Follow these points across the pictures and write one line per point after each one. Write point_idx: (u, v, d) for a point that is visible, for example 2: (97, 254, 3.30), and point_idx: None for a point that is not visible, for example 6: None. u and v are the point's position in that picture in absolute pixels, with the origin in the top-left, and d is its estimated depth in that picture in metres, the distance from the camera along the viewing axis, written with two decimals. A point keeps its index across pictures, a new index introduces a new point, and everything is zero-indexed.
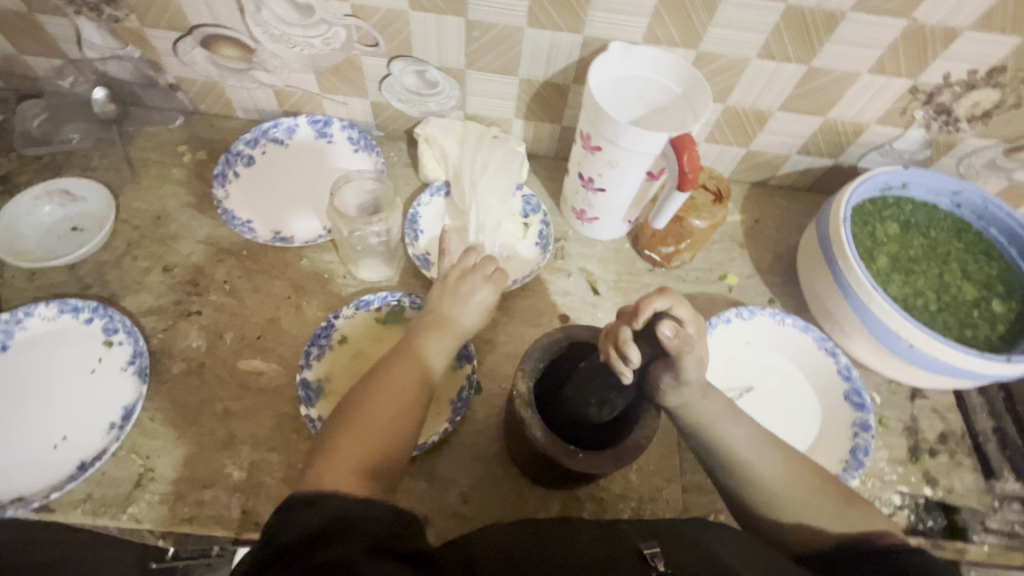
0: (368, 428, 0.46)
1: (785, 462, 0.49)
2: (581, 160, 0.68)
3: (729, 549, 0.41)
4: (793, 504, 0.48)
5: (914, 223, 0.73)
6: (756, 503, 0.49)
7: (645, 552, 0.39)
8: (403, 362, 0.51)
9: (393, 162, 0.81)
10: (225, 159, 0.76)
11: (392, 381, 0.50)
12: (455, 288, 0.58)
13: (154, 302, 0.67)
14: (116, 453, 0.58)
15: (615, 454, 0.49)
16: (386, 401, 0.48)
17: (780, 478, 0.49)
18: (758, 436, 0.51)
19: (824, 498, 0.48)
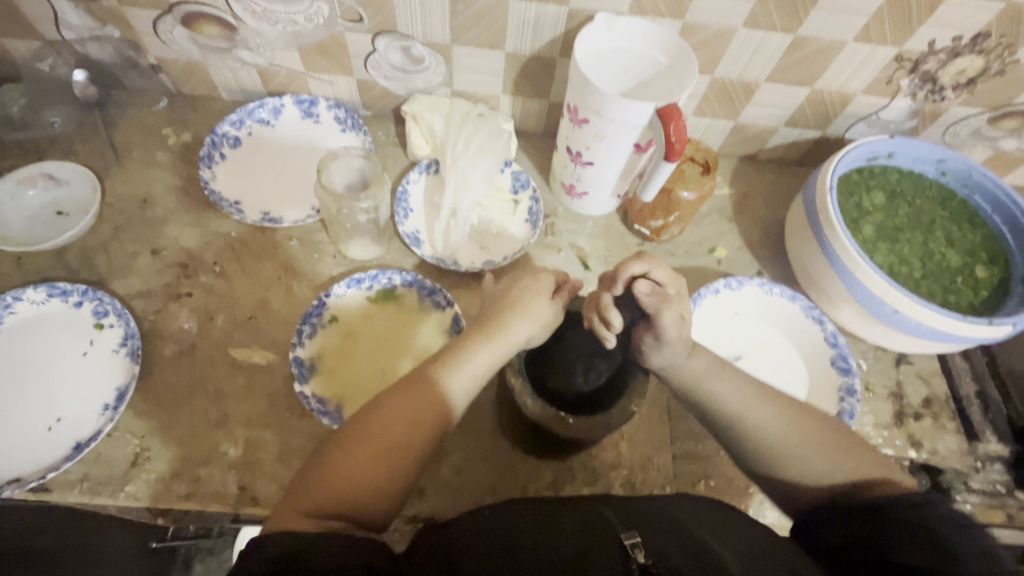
0: (344, 469, 0.44)
1: (779, 413, 0.51)
2: (568, 134, 0.68)
3: (712, 533, 0.42)
4: (797, 455, 0.49)
5: (899, 192, 0.73)
6: (758, 459, 0.51)
7: (625, 541, 0.39)
8: (401, 399, 0.48)
9: (380, 141, 0.81)
10: (210, 140, 0.75)
11: (386, 419, 0.47)
12: (510, 304, 0.54)
13: (143, 286, 0.67)
14: (111, 433, 0.58)
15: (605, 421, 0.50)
16: (373, 442, 0.46)
17: (779, 429, 0.50)
18: (750, 390, 0.52)
19: (824, 446, 0.49)
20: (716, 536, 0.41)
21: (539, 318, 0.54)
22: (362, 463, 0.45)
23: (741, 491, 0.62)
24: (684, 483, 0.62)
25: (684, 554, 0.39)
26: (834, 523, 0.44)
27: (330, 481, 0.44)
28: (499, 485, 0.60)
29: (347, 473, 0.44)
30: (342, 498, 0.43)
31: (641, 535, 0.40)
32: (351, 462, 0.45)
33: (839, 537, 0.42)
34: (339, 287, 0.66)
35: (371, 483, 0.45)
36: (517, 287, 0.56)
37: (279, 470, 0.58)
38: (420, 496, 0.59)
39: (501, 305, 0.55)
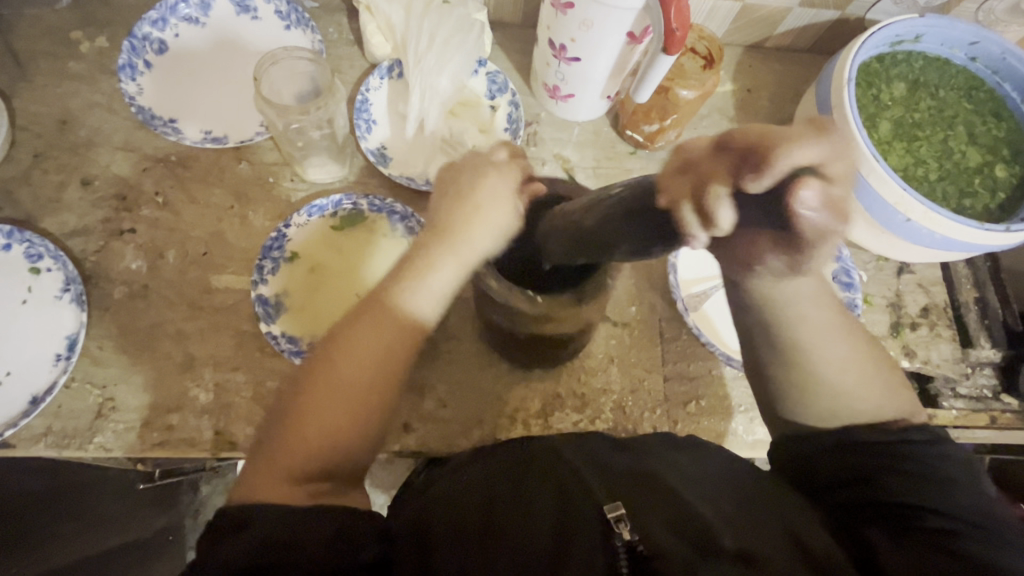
0: (313, 431, 0.42)
1: (843, 350, 0.48)
2: (550, 23, 0.58)
3: (697, 493, 0.43)
4: (847, 391, 0.47)
5: (922, 82, 0.65)
6: (793, 387, 0.48)
7: (610, 517, 0.40)
8: (357, 343, 0.44)
9: (333, 39, 0.69)
10: (129, 46, 0.63)
11: (345, 369, 0.44)
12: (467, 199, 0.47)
13: (78, 222, 0.60)
14: (69, 385, 0.54)
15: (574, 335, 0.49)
16: (337, 397, 0.43)
17: (846, 367, 0.48)
18: (837, 319, 0.48)
19: (870, 380, 0.48)
20: (702, 500, 0.42)
21: (505, 224, 0.46)
22: (332, 420, 0.43)
23: (733, 410, 0.61)
24: (675, 405, 0.61)
25: (665, 527, 0.39)
26: (816, 461, 0.46)
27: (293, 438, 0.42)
28: (487, 415, 0.58)
29: (317, 433, 0.42)
30: (318, 459, 0.42)
31: (626, 506, 0.41)
32: (317, 420, 0.43)
33: (829, 475, 0.45)
34: (299, 216, 0.60)
35: (343, 436, 0.43)
36: (479, 184, 0.46)
37: (255, 412, 0.55)
38: (406, 430, 0.57)
39: (448, 203, 0.47)
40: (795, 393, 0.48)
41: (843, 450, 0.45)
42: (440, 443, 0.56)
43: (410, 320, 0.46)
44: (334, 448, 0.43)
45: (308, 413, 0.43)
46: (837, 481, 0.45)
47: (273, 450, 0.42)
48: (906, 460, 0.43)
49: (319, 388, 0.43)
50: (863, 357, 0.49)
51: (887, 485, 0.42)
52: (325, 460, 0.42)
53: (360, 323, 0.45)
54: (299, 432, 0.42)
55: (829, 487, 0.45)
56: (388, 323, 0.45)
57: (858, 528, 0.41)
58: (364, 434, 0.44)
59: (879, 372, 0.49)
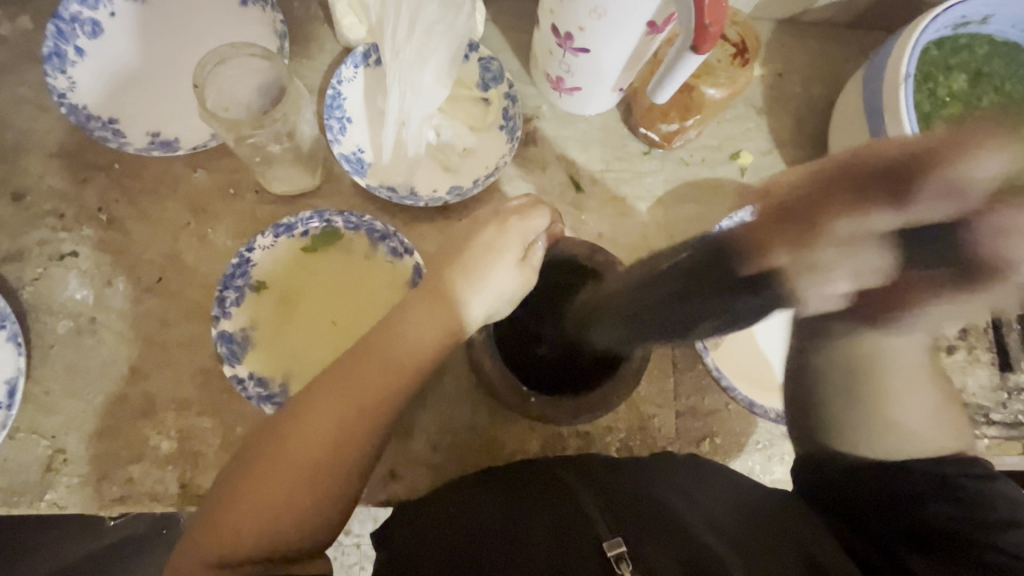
0: (254, 502, 0.37)
1: (922, 397, 0.42)
2: (553, 6, 0.48)
3: (703, 520, 0.40)
4: (918, 443, 0.41)
5: (987, 72, 0.56)
6: (862, 427, 0.42)
7: (611, 554, 0.36)
8: (315, 407, 0.39)
9: (298, 17, 0.59)
10: (54, 30, 0.53)
11: (308, 427, 0.39)
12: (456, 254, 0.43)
13: (10, 245, 0.52)
14: (14, 435, 0.48)
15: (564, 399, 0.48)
16: (288, 465, 0.38)
17: (924, 412, 0.42)
18: (925, 363, 0.43)
19: (946, 432, 0.42)
20: (712, 530, 0.39)
21: (504, 285, 0.43)
22: (279, 490, 0.38)
23: (750, 447, 0.56)
24: (687, 442, 0.56)
25: (673, 561, 0.36)
26: (848, 482, 0.42)
27: (238, 514, 0.37)
28: (481, 459, 0.53)
29: (261, 503, 0.37)
30: (258, 535, 0.37)
31: (629, 539, 0.38)
32: (264, 489, 0.38)
33: (862, 498, 0.41)
34: (263, 238, 0.52)
35: (296, 507, 0.38)
36: (475, 239, 0.43)
37: (224, 462, 0.50)
38: (392, 477, 0.52)
39: (442, 260, 0.44)
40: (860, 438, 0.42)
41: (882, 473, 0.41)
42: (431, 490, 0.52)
43: (381, 384, 0.40)
44: (278, 523, 0.37)
45: (254, 481, 0.38)
46: (871, 506, 0.40)
47: (213, 520, 0.37)
48: (950, 490, 0.39)
49: (269, 453, 0.38)
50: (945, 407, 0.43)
51: (928, 514, 0.38)
52: (267, 536, 0.37)
53: (327, 378, 0.41)
54: (242, 501, 0.37)
55: (863, 510, 0.41)
56: (359, 378, 0.40)
57: (894, 552, 0.39)
58: (315, 509, 0.38)
59: (954, 421, 0.43)
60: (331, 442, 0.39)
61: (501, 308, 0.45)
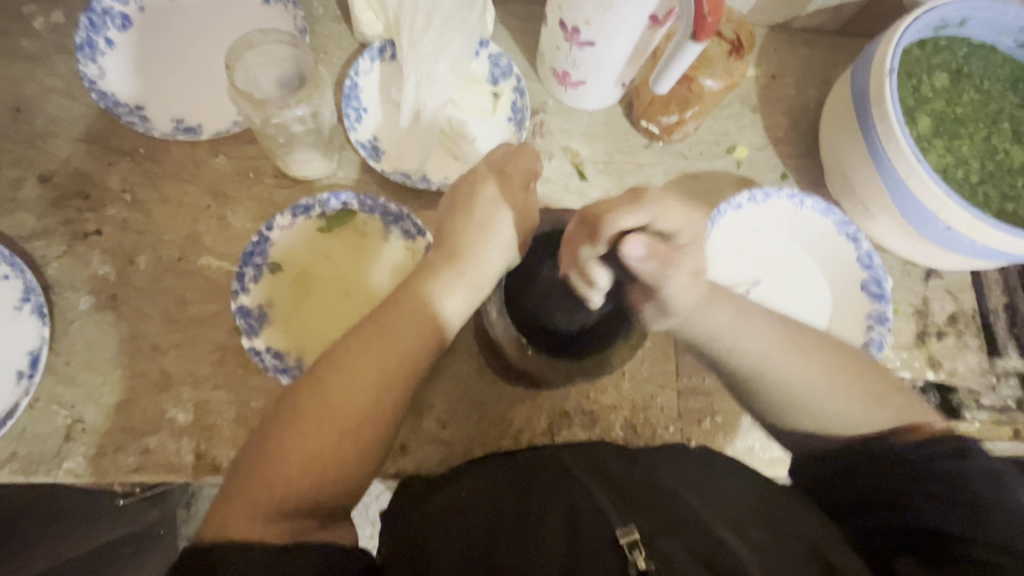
0: (299, 453, 0.35)
1: (809, 365, 0.42)
2: (562, 2, 0.52)
3: (715, 510, 0.36)
4: (821, 402, 0.41)
5: (966, 71, 0.60)
6: (771, 406, 0.43)
7: (622, 540, 0.34)
8: (356, 355, 0.38)
9: (317, 15, 0.62)
10: (87, 21, 0.56)
11: (347, 377, 0.37)
12: (467, 208, 0.44)
13: (37, 224, 0.54)
14: (34, 405, 0.50)
15: (572, 366, 0.43)
16: (331, 413, 0.36)
17: (806, 383, 0.41)
18: (782, 338, 0.42)
19: (844, 394, 0.41)
20: (726, 522, 0.36)
21: (509, 232, 0.43)
22: (324, 438, 0.35)
23: (750, 425, 0.58)
24: (689, 421, 0.57)
25: (688, 553, 0.33)
26: (840, 475, 0.40)
27: (280, 468, 0.34)
28: (488, 436, 0.54)
29: (307, 455, 0.35)
30: (307, 486, 0.35)
31: (642, 529, 0.35)
32: (306, 441, 0.35)
33: (852, 492, 0.39)
34: (283, 218, 0.54)
35: (339, 459, 0.36)
36: (478, 197, 0.44)
37: (238, 434, 0.51)
38: (403, 452, 0.53)
39: (453, 218, 0.44)
40: (780, 413, 0.43)
41: (869, 467, 0.39)
42: (441, 464, 0.53)
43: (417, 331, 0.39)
44: (322, 477, 0.35)
45: (296, 432, 0.35)
46: (862, 501, 0.38)
47: (253, 478, 0.34)
48: (937, 481, 0.36)
49: (309, 405, 0.36)
50: (846, 370, 0.42)
51: (916, 509, 0.36)
52: (314, 491, 0.35)
53: (365, 330, 0.39)
54: (282, 457, 0.35)
55: (856, 506, 0.38)
56: (395, 331, 0.39)
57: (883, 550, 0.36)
58: (358, 460, 0.36)
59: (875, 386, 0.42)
60: (372, 386, 0.37)
61: (515, 257, 0.45)
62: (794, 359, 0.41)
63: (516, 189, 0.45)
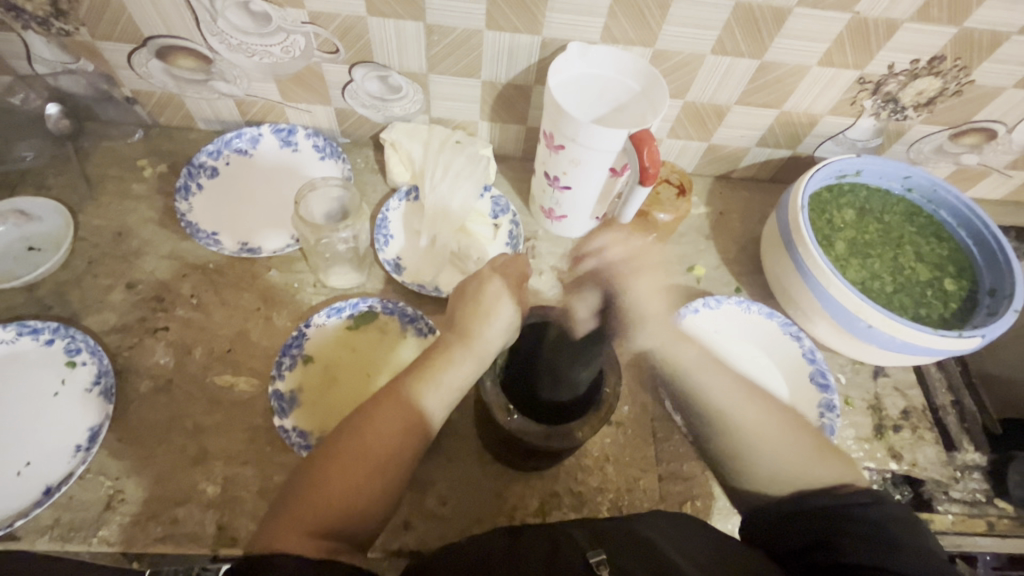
0: (333, 488, 0.43)
1: (765, 413, 0.51)
2: (545, 160, 0.69)
3: (677, 547, 0.42)
4: (769, 452, 0.49)
5: (868, 209, 0.75)
6: (726, 452, 0.51)
7: (591, 560, 0.39)
8: (386, 413, 0.47)
9: (360, 168, 0.81)
10: (186, 172, 0.74)
11: (378, 428, 0.46)
12: (477, 301, 0.53)
13: (117, 321, 0.66)
14: (84, 475, 0.57)
15: (548, 430, 0.50)
16: (364, 455, 0.45)
17: (757, 431, 0.50)
18: (739, 386, 0.52)
19: (792, 446, 0.49)
20: (681, 553, 0.41)
21: (509, 319, 0.52)
22: (357, 476, 0.44)
23: (728, 509, 0.62)
24: (671, 504, 0.62)
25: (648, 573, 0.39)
26: (785, 528, 0.46)
27: (321, 496, 0.43)
28: (482, 514, 0.59)
29: (340, 489, 0.43)
30: (341, 513, 0.43)
31: (609, 554, 0.40)
32: (342, 477, 0.44)
33: (790, 541, 0.45)
34: (319, 317, 0.66)
35: (366, 495, 0.44)
36: (486, 289, 0.53)
37: (259, 507, 0.57)
38: (404, 528, 0.57)
39: (463, 305, 0.53)
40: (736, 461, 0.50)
41: (802, 519, 0.45)
42: (437, 541, 0.57)
43: (440, 394, 0.49)
44: (351, 508, 0.43)
45: (335, 469, 0.44)
46: (798, 546, 0.44)
47: (295, 505, 0.42)
48: (857, 525, 0.43)
49: (349, 446, 0.45)
50: (795, 429, 0.50)
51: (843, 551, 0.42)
52: (343, 518, 0.43)
53: (393, 392, 0.48)
54: (323, 488, 0.43)
55: (792, 554, 0.45)
56: (417, 394, 0.48)
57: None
58: (376, 499, 0.44)
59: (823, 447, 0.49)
60: (399, 436, 0.46)
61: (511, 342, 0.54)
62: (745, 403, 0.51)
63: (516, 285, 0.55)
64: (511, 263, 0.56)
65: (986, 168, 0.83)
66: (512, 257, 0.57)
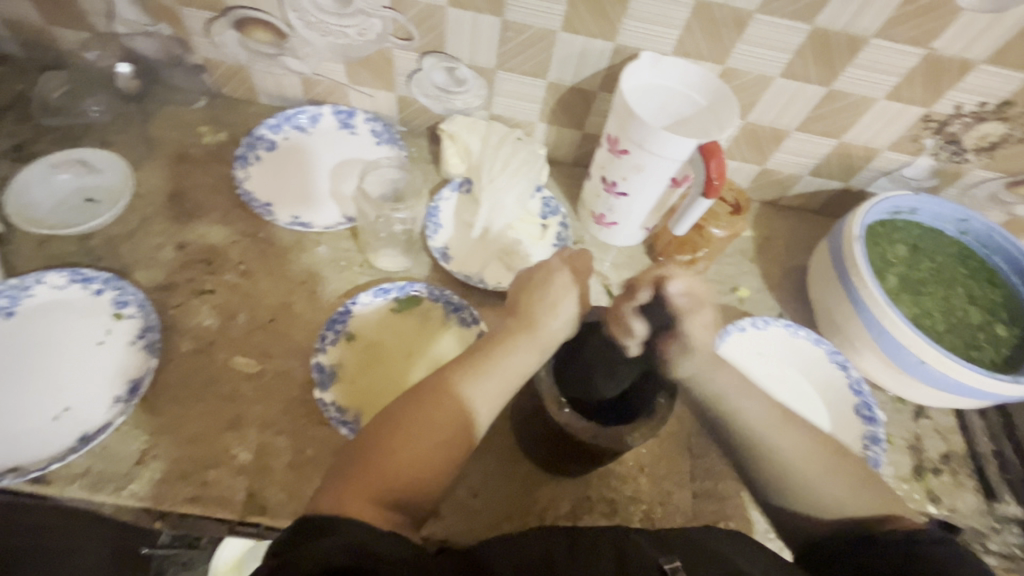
0: (397, 458, 0.43)
1: (807, 438, 0.50)
2: (605, 164, 0.69)
3: (750, 562, 0.41)
4: (812, 488, 0.48)
5: (921, 247, 0.75)
6: (773, 482, 0.50)
7: (665, 567, 0.38)
8: (449, 392, 0.46)
9: (414, 157, 0.82)
10: (247, 142, 0.75)
11: (443, 405, 0.46)
12: (542, 291, 0.53)
13: (166, 278, 0.66)
14: (120, 427, 0.56)
15: (596, 429, 0.48)
16: (430, 431, 0.44)
17: (801, 458, 0.49)
18: (775, 414, 0.50)
19: (835, 479, 0.48)
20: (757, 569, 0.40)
21: (572, 313, 0.52)
22: (421, 449, 0.43)
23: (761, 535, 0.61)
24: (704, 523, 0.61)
25: None
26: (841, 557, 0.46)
27: (386, 465, 0.42)
28: (514, 511, 0.58)
29: (403, 460, 0.43)
30: (405, 487, 0.42)
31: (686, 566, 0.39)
32: (407, 450, 0.43)
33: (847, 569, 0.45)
34: (366, 296, 0.65)
35: (429, 471, 0.43)
36: (554, 280, 0.53)
37: (290, 478, 0.56)
38: (435, 517, 0.56)
39: (527, 295, 0.53)
40: (784, 491, 0.50)
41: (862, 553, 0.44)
42: (467, 533, 0.56)
43: (503, 377, 0.48)
44: (414, 483, 0.43)
45: (398, 439, 0.43)
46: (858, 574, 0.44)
47: (357, 471, 0.42)
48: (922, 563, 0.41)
49: (413, 417, 0.44)
50: (831, 455, 0.49)
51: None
52: (406, 492, 0.42)
53: (456, 372, 0.48)
54: (388, 459, 0.43)
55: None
56: (481, 377, 0.48)
57: None
58: (437, 477, 0.44)
59: (863, 478, 0.49)
60: (461, 414, 0.46)
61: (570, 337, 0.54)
62: (786, 430, 0.49)
63: (581, 281, 0.54)
64: (577, 257, 0.55)
65: None
66: (571, 253, 0.56)
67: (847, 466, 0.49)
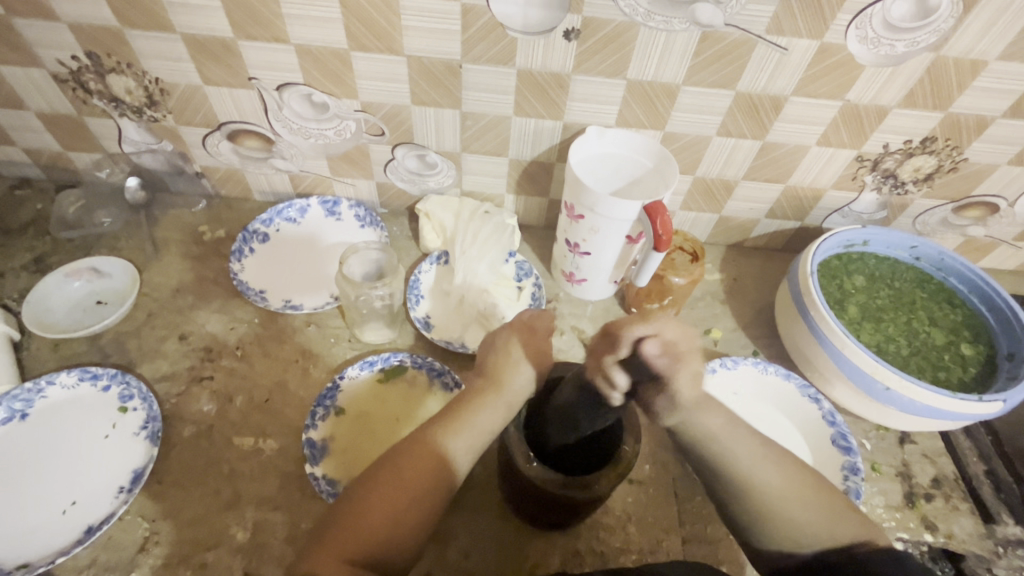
0: (370, 518, 0.46)
1: (785, 474, 0.50)
2: (566, 228, 0.75)
3: None
4: (794, 517, 0.49)
5: (878, 275, 0.78)
6: (753, 514, 0.50)
7: None
8: (420, 451, 0.50)
9: (396, 235, 0.89)
10: (241, 237, 0.82)
11: (413, 465, 0.49)
12: (507, 352, 0.57)
13: (168, 369, 0.71)
14: (123, 516, 0.59)
15: (566, 480, 0.50)
16: (399, 490, 0.47)
17: (781, 493, 0.49)
18: (758, 447, 0.50)
19: (812, 510, 0.49)
20: None
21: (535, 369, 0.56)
22: (392, 509, 0.47)
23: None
24: None
25: None
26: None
27: (358, 526, 0.45)
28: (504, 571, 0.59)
29: (375, 521, 0.46)
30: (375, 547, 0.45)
31: None
32: (379, 510, 0.46)
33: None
34: (353, 369, 0.70)
35: (399, 529, 0.46)
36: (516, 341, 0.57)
37: (286, 554, 0.58)
38: None
39: (494, 356, 0.57)
40: (758, 521, 0.50)
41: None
42: None
43: (472, 434, 0.52)
44: (385, 541, 0.46)
45: (370, 500, 0.47)
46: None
47: (335, 532, 0.45)
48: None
49: (385, 478, 0.48)
50: (813, 489, 0.50)
51: None
52: (378, 550, 0.45)
53: (428, 432, 0.51)
54: (360, 520, 0.46)
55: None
56: (450, 435, 0.51)
57: None
58: (408, 534, 0.47)
59: (835, 504, 0.50)
60: (432, 472, 0.49)
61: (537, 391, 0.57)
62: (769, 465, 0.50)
63: (540, 338, 0.58)
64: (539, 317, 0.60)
65: (993, 240, 0.87)
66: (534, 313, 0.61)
67: (822, 497, 0.50)
